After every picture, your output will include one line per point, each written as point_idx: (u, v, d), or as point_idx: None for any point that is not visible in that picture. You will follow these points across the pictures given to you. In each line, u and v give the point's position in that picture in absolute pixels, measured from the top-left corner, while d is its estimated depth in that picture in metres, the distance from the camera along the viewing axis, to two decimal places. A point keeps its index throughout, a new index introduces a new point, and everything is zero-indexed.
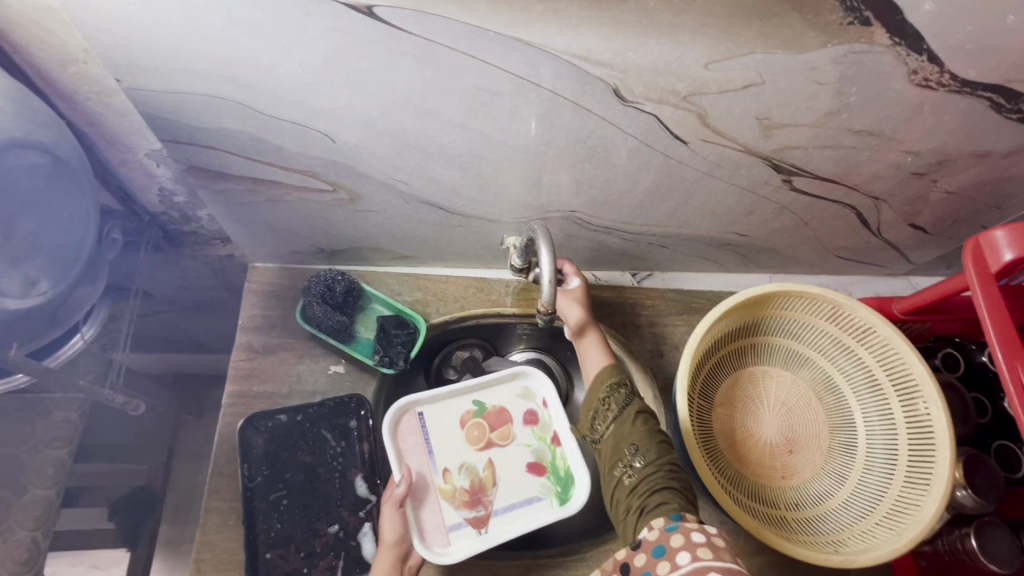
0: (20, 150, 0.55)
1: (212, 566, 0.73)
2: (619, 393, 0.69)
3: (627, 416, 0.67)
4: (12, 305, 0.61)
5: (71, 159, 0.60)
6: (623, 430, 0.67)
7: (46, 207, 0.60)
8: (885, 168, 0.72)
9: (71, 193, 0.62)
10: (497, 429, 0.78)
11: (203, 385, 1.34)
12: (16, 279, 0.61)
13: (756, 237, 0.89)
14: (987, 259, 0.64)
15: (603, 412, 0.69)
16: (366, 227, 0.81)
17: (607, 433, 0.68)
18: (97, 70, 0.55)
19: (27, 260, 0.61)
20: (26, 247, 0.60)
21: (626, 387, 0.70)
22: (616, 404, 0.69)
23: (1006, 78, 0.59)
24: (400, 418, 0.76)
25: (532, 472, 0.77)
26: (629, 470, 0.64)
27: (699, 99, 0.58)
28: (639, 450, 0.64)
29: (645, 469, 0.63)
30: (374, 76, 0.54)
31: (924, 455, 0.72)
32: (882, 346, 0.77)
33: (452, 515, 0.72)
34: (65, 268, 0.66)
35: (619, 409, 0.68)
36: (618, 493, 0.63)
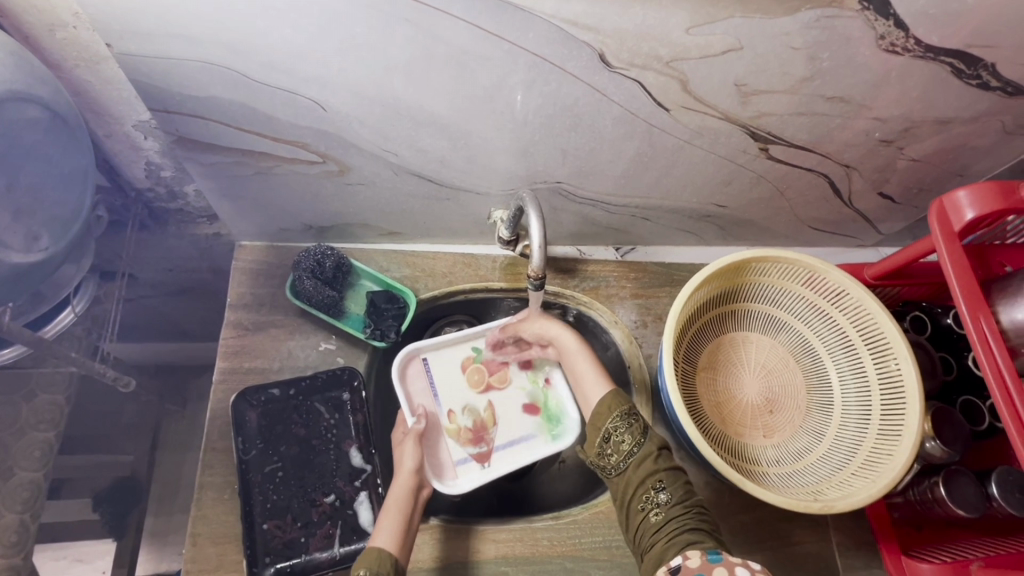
0: (19, 104, 0.53)
1: (208, 540, 0.74)
2: (634, 427, 0.67)
3: (646, 451, 0.66)
4: (18, 260, 0.60)
5: (69, 116, 0.59)
6: (644, 466, 0.65)
7: (46, 162, 0.59)
8: (856, 136, 0.76)
9: (70, 148, 0.61)
10: (495, 374, 0.87)
11: (185, 374, 1.31)
12: (20, 233, 0.59)
13: (735, 208, 0.92)
14: (950, 219, 0.67)
15: (617, 445, 0.67)
16: (355, 202, 0.81)
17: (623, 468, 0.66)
18: (87, 35, 0.55)
19: (29, 216, 0.59)
20: (29, 201, 0.58)
21: (637, 417, 0.68)
22: (633, 439, 0.66)
23: (966, 44, 0.62)
24: (405, 364, 0.84)
25: (528, 412, 0.86)
26: (655, 506, 0.63)
27: (680, 64, 0.60)
28: (664, 485, 0.64)
29: (672, 506, 0.62)
30: (367, 41, 0.55)
31: (896, 409, 0.76)
32: (855, 308, 0.80)
33: (459, 451, 0.81)
34: (66, 227, 0.65)
35: (636, 441, 0.67)
36: (643, 528, 0.63)
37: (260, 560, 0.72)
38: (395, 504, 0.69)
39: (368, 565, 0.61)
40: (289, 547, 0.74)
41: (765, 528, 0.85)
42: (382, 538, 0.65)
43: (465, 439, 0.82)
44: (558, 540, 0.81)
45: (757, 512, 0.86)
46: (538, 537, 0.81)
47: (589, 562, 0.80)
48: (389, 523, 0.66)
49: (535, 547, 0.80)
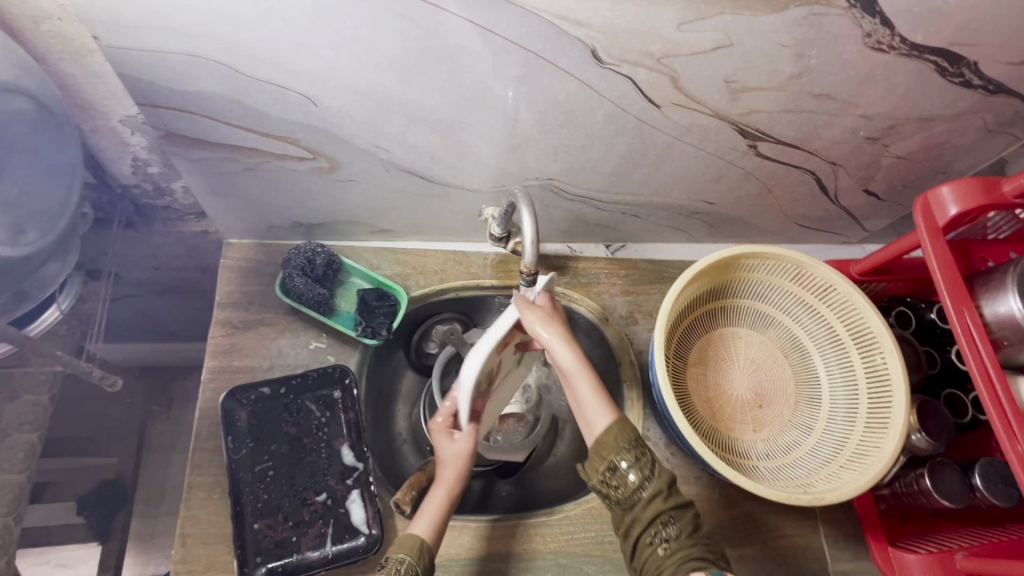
0: (8, 96, 0.56)
1: (197, 540, 0.73)
2: (643, 460, 0.63)
3: (653, 489, 0.62)
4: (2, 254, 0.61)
5: (58, 111, 0.61)
6: (652, 504, 0.62)
7: (34, 154, 0.61)
8: (843, 133, 0.77)
9: (59, 142, 0.63)
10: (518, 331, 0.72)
11: (172, 374, 1.30)
12: (4, 224, 0.60)
13: (723, 205, 0.93)
14: (935, 215, 0.68)
15: (622, 477, 0.63)
16: (346, 199, 0.81)
17: (627, 500, 0.63)
18: (73, 28, 0.54)
19: (14, 207, 0.61)
20: (14, 191, 0.60)
21: (644, 450, 0.63)
22: (639, 472, 0.62)
23: (949, 41, 0.63)
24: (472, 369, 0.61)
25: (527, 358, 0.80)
26: (663, 541, 0.61)
27: (671, 61, 0.61)
28: (673, 522, 0.61)
29: (680, 542, 0.60)
30: (358, 34, 0.54)
31: (883, 402, 0.77)
32: (843, 303, 0.82)
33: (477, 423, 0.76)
34: (54, 218, 0.66)
35: (642, 478, 0.62)
36: (649, 563, 0.61)
37: (251, 560, 0.72)
38: (443, 488, 0.67)
39: (407, 552, 0.62)
40: (280, 547, 0.73)
41: (755, 522, 0.86)
42: (421, 526, 0.64)
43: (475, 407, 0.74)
44: (551, 536, 0.81)
45: (747, 506, 0.87)
46: (532, 533, 0.81)
47: (583, 557, 0.80)
48: (428, 510, 0.66)
49: (527, 544, 0.80)
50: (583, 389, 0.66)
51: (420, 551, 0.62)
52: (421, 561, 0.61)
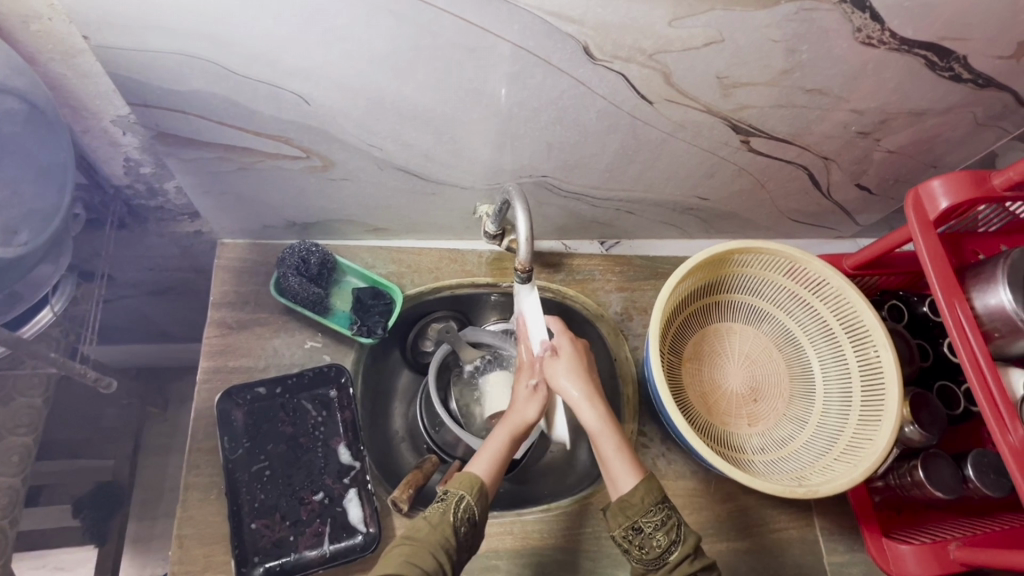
0: None
1: (195, 541, 0.73)
2: (669, 520, 0.64)
3: (682, 552, 0.62)
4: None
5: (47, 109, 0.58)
6: (678, 567, 0.62)
7: (25, 155, 0.58)
8: (834, 128, 0.77)
9: (48, 141, 0.60)
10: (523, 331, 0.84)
11: (168, 376, 1.30)
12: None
13: (716, 201, 0.93)
14: (925, 208, 0.69)
15: (648, 539, 0.63)
16: (341, 198, 0.81)
17: (650, 561, 0.63)
18: (62, 27, 0.54)
19: (9, 208, 0.58)
20: (8, 194, 0.57)
21: (671, 513, 0.64)
22: (664, 535, 0.63)
23: (938, 36, 0.64)
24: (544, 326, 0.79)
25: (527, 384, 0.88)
26: None
27: (663, 56, 0.61)
28: None
29: None
30: (350, 32, 0.54)
31: (876, 395, 0.78)
32: (836, 297, 0.82)
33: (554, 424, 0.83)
34: (48, 221, 0.64)
35: (667, 541, 0.63)
36: None
37: (249, 560, 0.72)
38: (501, 442, 0.72)
39: (467, 489, 0.65)
40: (278, 546, 0.73)
41: (750, 515, 0.87)
42: (480, 468, 0.69)
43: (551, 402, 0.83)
44: (548, 532, 0.81)
45: (743, 499, 0.88)
46: (530, 529, 0.81)
47: (580, 553, 0.81)
48: (486, 455, 0.70)
49: (524, 540, 0.81)
50: (608, 444, 0.68)
51: (478, 491, 0.65)
52: (478, 500, 0.65)
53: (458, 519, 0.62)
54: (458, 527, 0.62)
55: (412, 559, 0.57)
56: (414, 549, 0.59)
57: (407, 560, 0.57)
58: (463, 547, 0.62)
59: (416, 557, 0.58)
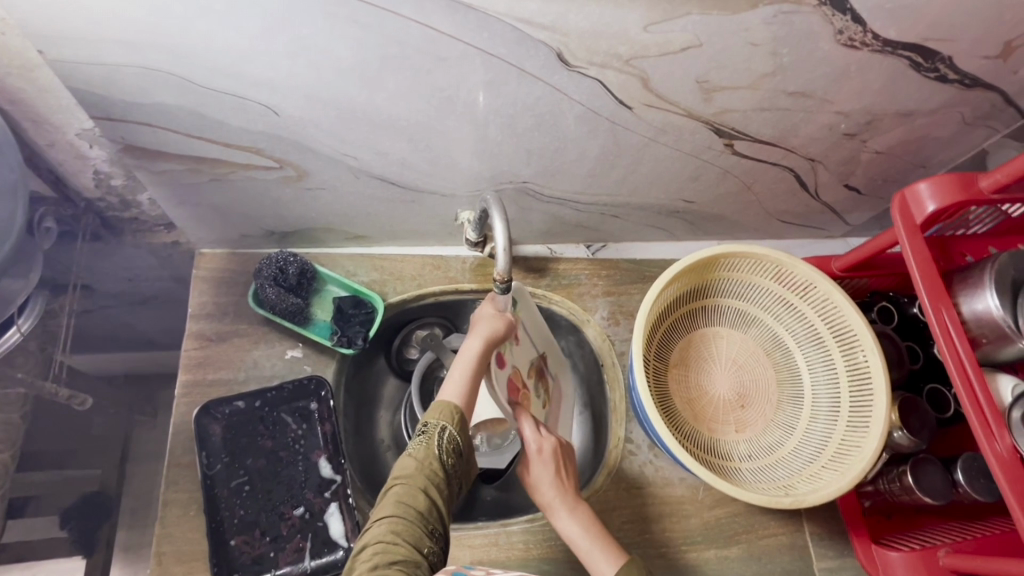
0: None
1: (173, 558, 0.72)
2: None
3: None
4: None
5: None
6: None
7: None
8: (819, 130, 0.76)
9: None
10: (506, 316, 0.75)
11: (155, 384, 1.29)
12: None
13: (703, 204, 0.92)
14: (912, 212, 0.68)
15: None
16: (318, 206, 0.79)
17: None
18: (16, 41, 0.52)
19: None
20: None
21: None
22: None
23: (922, 37, 0.62)
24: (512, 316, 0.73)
25: None
26: None
27: (640, 62, 0.60)
28: None
29: None
30: (314, 42, 0.53)
31: (864, 402, 0.76)
32: (823, 301, 0.81)
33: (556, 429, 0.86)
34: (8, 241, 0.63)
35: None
36: None
37: None
38: (465, 364, 0.67)
39: (448, 420, 0.63)
40: (258, 563, 0.72)
41: (738, 521, 0.86)
42: (453, 392, 0.65)
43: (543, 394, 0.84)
44: (534, 542, 0.81)
45: (731, 506, 0.87)
46: (516, 541, 0.80)
47: (567, 564, 0.80)
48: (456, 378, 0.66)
49: (509, 551, 0.80)
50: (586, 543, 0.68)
51: (460, 421, 0.64)
52: (460, 428, 0.64)
53: (443, 449, 0.62)
54: (444, 460, 0.61)
55: (405, 499, 0.57)
56: (405, 488, 0.58)
57: (398, 500, 0.57)
58: (453, 477, 0.62)
59: (408, 497, 0.58)
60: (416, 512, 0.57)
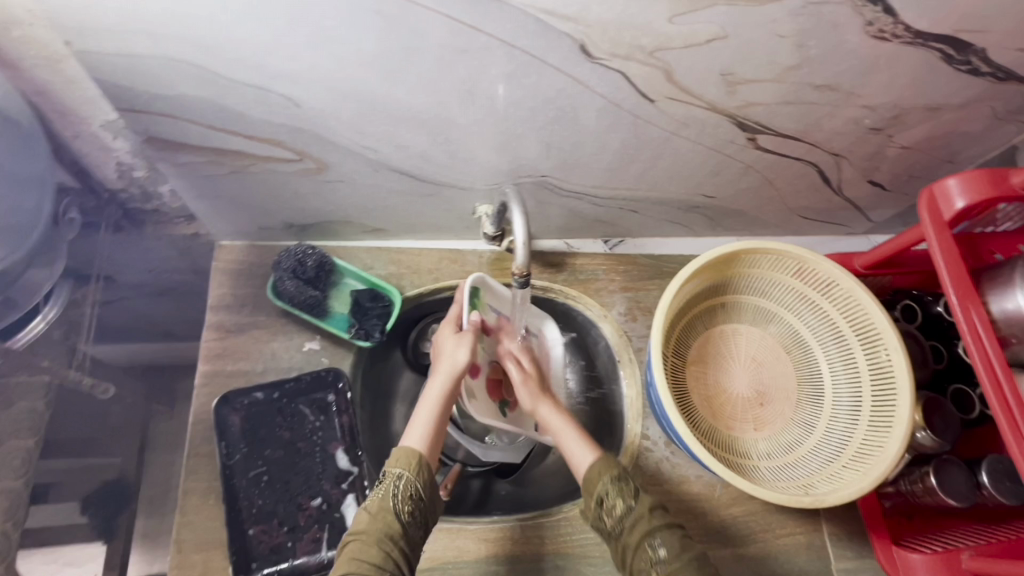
0: None
1: (193, 545, 0.73)
2: (626, 487, 0.66)
3: (639, 512, 0.64)
4: None
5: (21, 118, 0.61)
6: (639, 528, 0.63)
7: None
8: (845, 124, 0.74)
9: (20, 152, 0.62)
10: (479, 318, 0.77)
11: (173, 374, 1.31)
12: None
13: (723, 199, 0.90)
14: (940, 208, 0.66)
15: (610, 510, 0.65)
16: (336, 199, 0.80)
17: (620, 532, 0.64)
18: (42, 33, 0.52)
19: None
20: None
21: (628, 480, 0.66)
22: (624, 500, 0.65)
23: (955, 29, 0.61)
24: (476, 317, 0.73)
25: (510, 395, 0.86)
26: (653, 566, 0.61)
27: (664, 54, 0.59)
28: (662, 545, 0.62)
29: (670, 565, 0.60)
30: (336, 33, 0.52)
31: (887, 401, 0.75)
32: (846, 299, 0.80)
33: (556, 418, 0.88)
34: None
35: (629, 503, 0.65)
36: None
37: (247, 566, 0.72)
38: (432, 402, 0.69)
39: (405, 466, 0.64)
40: (276, 552, 0.73)
41: (755, 520, 0.85)
42: (414, 439, 0.67)
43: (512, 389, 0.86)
44: (549, 537, 0.81)
45: (749, 504, 0.86)
46: (532, 536, 0.80)
47: (582, 559, 0.80)
48: (421, 421, 0.68)
49: (524, 545, 0.80)
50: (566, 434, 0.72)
51: (418, 466, 0.64)
52: (419, 474, 0.64)
53: (399, 498, 0.62)
54: (400, 510, 0.62)
55: (358, 555, 0.58)
56: (358, 544, 0.59)
57: (352, 556, 0.58)
58: (413, 524, 0.62)
59: (362, 553, 0.58)
60: (371, 566, 0.57)
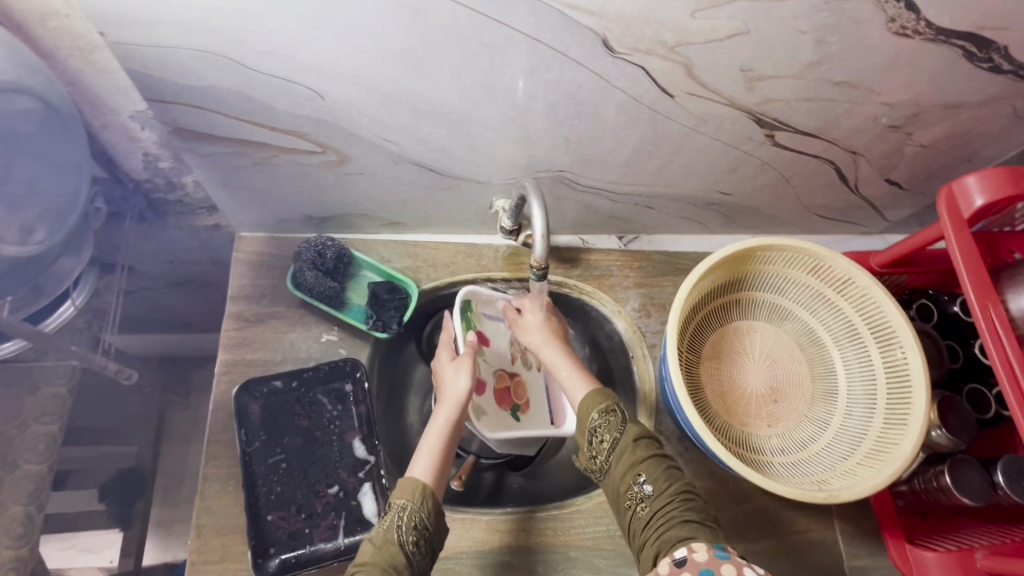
0: (14, 95, 0.54)
1: (213, 530, 0.74)
2: (614, 419, 0.69)
3: (625, 444, 0.68)
4: (14, 252, 0.61)
5: (62, 107, 0.60)
6: (625, 460, 0.67)
7: (40, 154, 0.60)
8: (863, 122, 0.75)
9: (65, 139, 0.62)
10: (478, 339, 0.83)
11: (189, 365, 1.32)
12: (14, 227, 0.60)
13: (739, 196, 0.91)
14: (959, 206, 0.66)
15: (600, 444, 0.69)
16: (356, 192, 0.81)
17: (610, 466, 0.68)
18: (79, 24, 0.54)
19: (24, 209, 0.61)
20: (23, 193, 0.60)
21: (616, 413, 0.70)
22: (610, 434, 0.69)
23: (976, 26, 0.61)
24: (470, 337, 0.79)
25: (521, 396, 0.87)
26: (641, 501, 0.65)
27: (685, 49, 0.59)
28: (647, 479, 0.65)
29: (656, 499, 0.64)
30: (363, 26, 0.53)
31: (902, 399, 0.75)
32: (862, 297, 0.80)
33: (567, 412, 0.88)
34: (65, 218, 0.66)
35: (615, 436, 0.68)
36: (634, 526, 0.65)
37: (266, 551, 0.73)
38: (437, 434, 0.69)
39: (408, 496, 0.63)
40: (293, 538, 0.74)
41: (767, 516, 0.85)
42: (420, 468, 0.66)
43: (521, 392, 0.87)
44: (562, 529, 0.81)
45: (761, 501, 0.86)
46: (545, 528, 0.81)
47: (593, 551, 0.80)
48: (426, 454, 0.67)
49: (537, 537, 0.80)
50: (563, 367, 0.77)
51: (423, 496, 0.63)
52: (424, 504, 0.63)
53: (404, 529, 0.61)
54: (404, 541, 0.61)
55: None
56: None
57: None
58: (419, 554, 0.61)
59: None
60: None
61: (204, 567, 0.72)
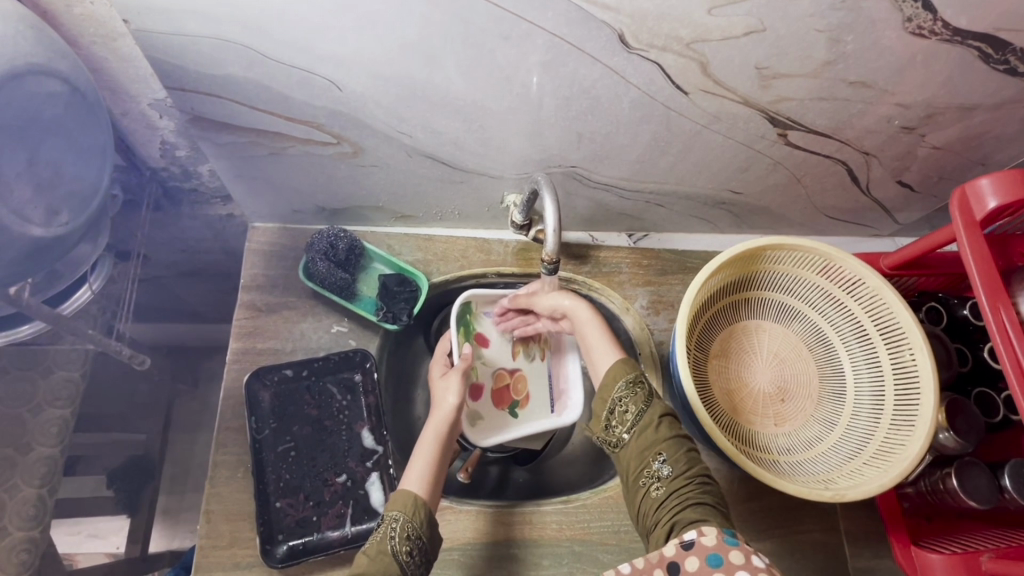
0: (41, 77, 0.54)
1: (222, 515, 0.74)
2: (640, 391, 0.69)
3: (649, 419, 0.67)
4: (39, 234, 0.61)
5: (87, 91, 0.60)
6: (645, 436, 0.67)
7: (66, 137, 0.60)
8: (877, 122, 0.75)
9: (89, 124, 0.62)
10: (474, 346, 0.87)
11: (197, 355, 1.33)
12: (41, 209, 0.60)
13: (750, 196, 0.91)
14: (973, 208, 0.66)
15: (622, 415, 0.69)
16: (369, 184, 0.81)
17: (628, 440, 0.68)
18: (104, 10, 0.56)
19: (49, 191, 0.61)
20: (49, 174, 0.60)
21: (643, 386, 0.69)
22: (634, 408, 0.68)
23: (993, 27, 0.61)
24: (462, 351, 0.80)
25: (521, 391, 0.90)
26: (656, 481, 0.64)
27: (701, 46, 0.60)
28: (666, 459, 0.65)
29: (673, 480, 0.63)
30: (382, 17, 0.54)
31: (910, 400, 0.75)
32: (871, 298, 0.80)
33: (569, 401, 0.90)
34: (85, 203, 0.67)
35: (640, 409, 0.68)
36: (646, 505, 0.64)
37: (274, 537, 0.73)
38: (429, 446, 0.70)
39: (400, 509, 0.63)
40: (301, 525, 0.75)
41: (772, 515, 0.85)
42: (414, 481, 0.66)
43: (521, 388, 0.89)
44: (567, 523, 0.82)
45: (767, 500, 0.86)
46: (549, 522, 0.81)
47: (598, 545, 0.81)
48: (418, 469, 0.68)
49: (542, 531, 0.81)
50: (592, 332, 0.75)
51: (415, 507, 0.63)
52: (416, 515, 0.63)
53: (397, 543, 0.61)
54: (399, 551, 0.60)
55: None
56: None
57: None
58: (413, 564, 0.61)
59: None
60: None
61: (213, 552, 0.73)
